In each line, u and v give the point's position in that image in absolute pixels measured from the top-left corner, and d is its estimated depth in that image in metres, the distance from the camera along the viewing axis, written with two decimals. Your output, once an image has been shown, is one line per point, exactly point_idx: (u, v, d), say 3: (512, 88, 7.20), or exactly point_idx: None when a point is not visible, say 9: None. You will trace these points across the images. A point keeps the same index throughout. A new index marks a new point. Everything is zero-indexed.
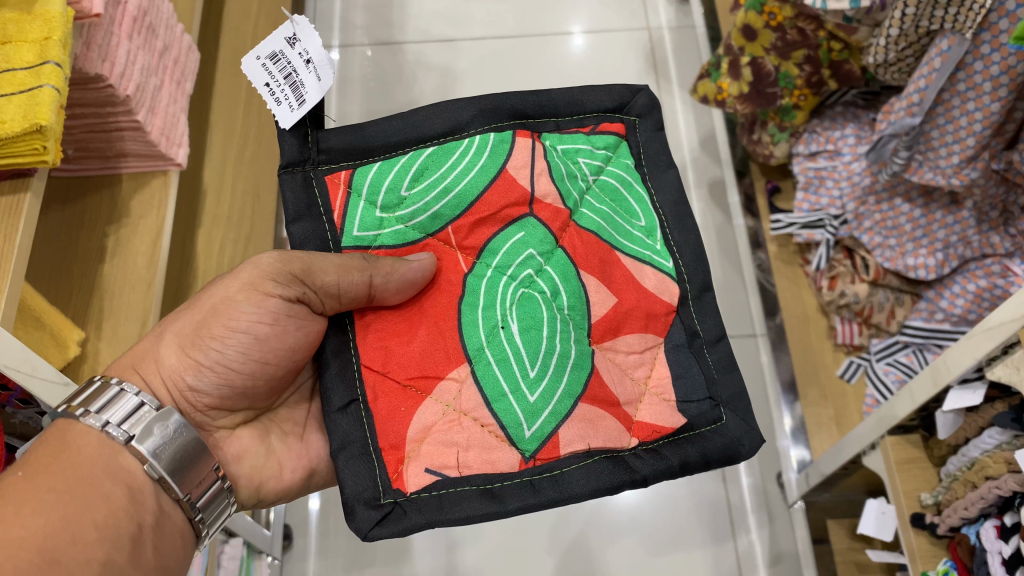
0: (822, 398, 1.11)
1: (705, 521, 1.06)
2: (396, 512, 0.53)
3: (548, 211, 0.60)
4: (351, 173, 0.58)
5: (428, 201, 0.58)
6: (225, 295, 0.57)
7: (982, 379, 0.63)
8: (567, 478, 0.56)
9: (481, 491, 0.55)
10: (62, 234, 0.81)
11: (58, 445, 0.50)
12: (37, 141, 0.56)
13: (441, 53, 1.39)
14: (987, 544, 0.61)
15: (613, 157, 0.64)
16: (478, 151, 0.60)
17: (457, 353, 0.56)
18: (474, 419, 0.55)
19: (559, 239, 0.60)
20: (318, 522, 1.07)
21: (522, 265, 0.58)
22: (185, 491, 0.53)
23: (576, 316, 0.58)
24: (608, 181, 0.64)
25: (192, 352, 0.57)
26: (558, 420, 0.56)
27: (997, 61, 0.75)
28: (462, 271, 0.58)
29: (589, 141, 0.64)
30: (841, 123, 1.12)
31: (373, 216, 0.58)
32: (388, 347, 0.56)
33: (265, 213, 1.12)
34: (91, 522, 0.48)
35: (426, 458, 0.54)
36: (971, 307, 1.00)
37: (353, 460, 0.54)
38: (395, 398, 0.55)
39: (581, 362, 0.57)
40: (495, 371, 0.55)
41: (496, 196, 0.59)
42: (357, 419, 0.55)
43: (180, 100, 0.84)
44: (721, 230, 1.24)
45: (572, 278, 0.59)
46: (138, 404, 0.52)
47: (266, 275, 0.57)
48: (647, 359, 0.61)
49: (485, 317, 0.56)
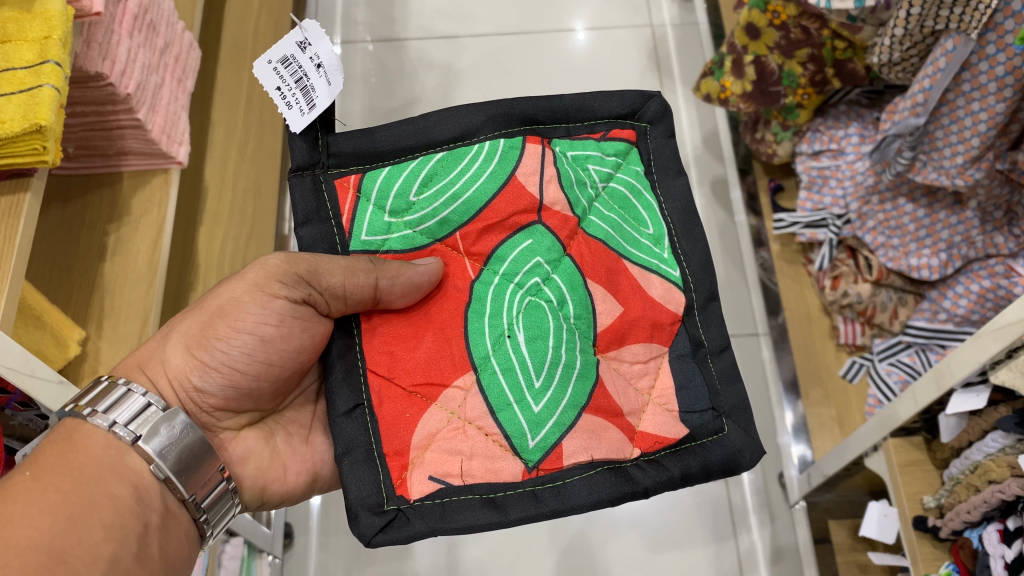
0: (825, 399, 1.11)
1: (707, 520, 1.05)
2: (399, 519, 0.53)
3: (555, 219, 0.59)
4: (360, 177, 0.58)
5: (435, 207, 0.58)
6: (230, 294, 0.57)
7: (987, 383, 0.63)
8: (569, 489, 0.56)
9: (484, 500, 0.54)
10: (64, 232, 0.81)
11: (66, 445, 0.50)
12: (37, 142, 0.56)
13: (443, 49, 1.39)
14: (991, 548, 0.61)
15: (623, 164, 0.64)
16: (487, 156, 0.59)
17: (462, 361, 0.55)
18: (478, 427, 0.55)
19: (566, 247, 0.59)
20: (318, 521, 1.07)
21: (529, 273, 0.58)
22: (190, 492, 0.53)
23: (582, 325, 0.58)
24: (616, 188, 0.63)
25: (199, 353, 0.57)
26: (562, 430, 0.56)
27: (1003, 61, 0.75)
28: (469, 277, 0.58)
29: (599, 147, 0.63)
30: (845, 121, 1.10)
31: (381, 221, 0.58)
32: (395, 352, 0.56)
33: (269, 209, 1.09)
34: (97, 521, 0.48)
35: (430, 465, 0.54)
36: (975, 307, 0.99)
37: (357, 465, 0.54)
38: (400, 403, 0.55)
39: (587, 371, 0.57)
40: (500, 380, 0.55)
41: (504, 204, 0.58)
42: (362, 424, 0.55)
43: (180, 98, 0.84)
44: (724, 229, 1.23)
45: (579, 287, 0.58)
46: (144, 404, 0.52)
47: (268, 276, 0.57)
48: (650, 370, 0.60)
49: (491, 325, 0.56)
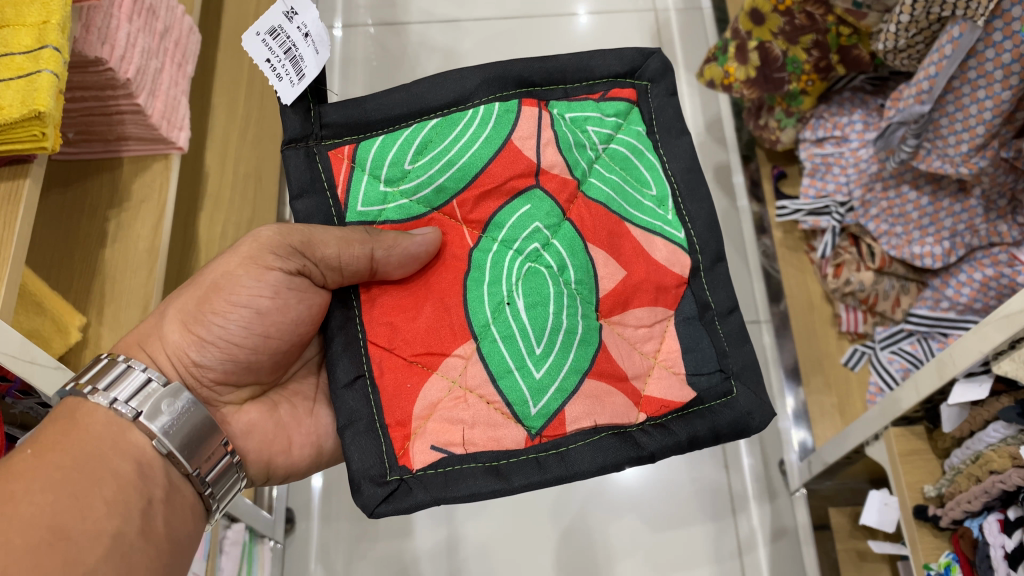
0: (825, 386, 1.11)
1: (707, 506, 1.06)
2: (402, 489, 0.53)
3: (554, 182, 0.59)
4: (354, 147, 0.58)
5: (431, 174, 0.57)
6: (229, 270, 0.57)
7: (989, 372, 0.63)
8: (573, 455, 0.56)
9: (487, 467, 0.54)
10: (66, 217, 0.80)
11: (68, 423, 0.50)
12: (36, 128, 0.56)
13: (445, 33, 1.38)
14: (990, 538, 0.61)
15: (623, 124, 0.63)
16: (482, 121, 0.59)
17: (462, 329, 0.55)
18: (480, 395, 0.55)
19: (566, 212, 0.59)
20: (320, 506, 1.07)
21: (528, 239, 0.58)
22: (194, 466, 0.53)
23: (584, 290, 0.58)
24: (618, 149, 0.63)
25: (196, 330, 0.57)
26: (564, 396, 0.56)
27: (1009, 48, 0.74)
28: (468, 245, 0.58)
29: (598, 108, 0.63)
30: (849, 108, 1.09)
31: (377, 191, 0.58)
32: (394, 323, 0.56)
33: (268, 194, 1.10)
34: (100, 497, 0.47)
35: (433, 435, 0.54)
36: (977, 296, 0.98)
37: (359, 436, 0.54)
38: (401, 372, 0.55)
39: (589, 336, 0.57)
40: (501, 347, 0.55)
41: (501, 168, 0.58)
42: (364, 395, 0.55)
43: (180, 83, 0.83)
44: (727, 216, 1.22)
45: (579, 251, 0.58)
46: (145, 379, 0.52)
47: (264, 252, 0.57)
48: (656, 333, 0.60)
49: (491, 293, 0.56)
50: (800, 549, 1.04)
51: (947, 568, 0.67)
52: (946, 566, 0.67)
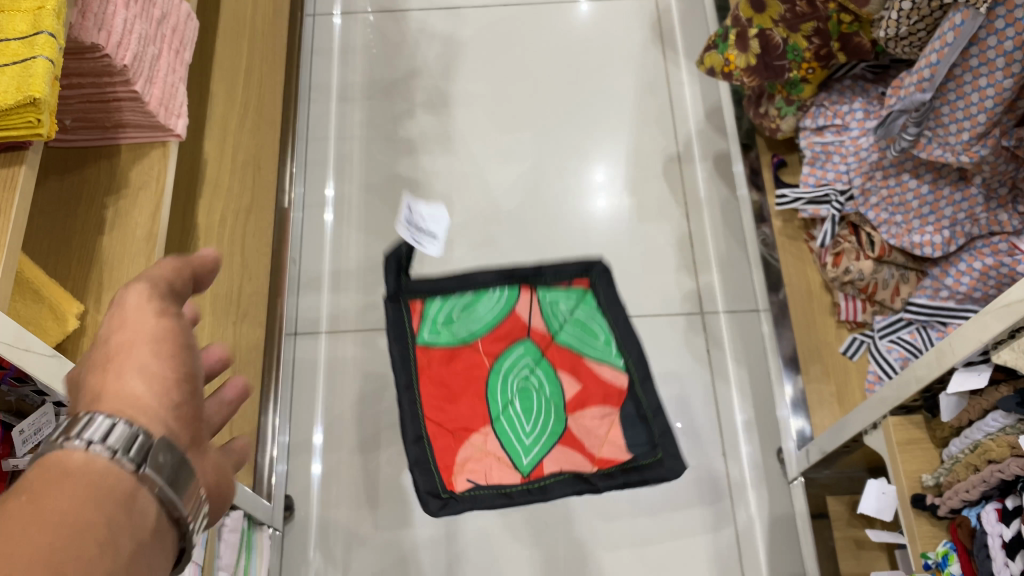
0: (824, 375, 1.09)
1: (705, 494, 1.12)
2: (453, 501, 0.67)
3: (537, 335, 0.74)
4: (423, 303, 0.74)
5: (467, 330, 0.73)
6: (140, 302, 0.50)
7: (988, 361, 0.63)
8: (551, 488, 0.68)
9: (499, 494, 0.68)
10: (64, 204, 0.80)
11: (47, 479, 0.40)
12: (30, 114, 0.55)
13: (445, 20, 1.52)
14: (989, 527, 0.61)
15: (581, 307, 0.76)
16: (496, 298, 0.75)
17: (484, 416, 0.71)
18: (495, 457, 0.70)
19: (544, 352, 0.74)
20: (319, 493, 1.15)
21: (522, 366, 0.73)
22: (187, 509, 0.46)
23: (557, 398, 0.72)
24: (579, 318, 0.75)
25: (99, 356, 0.49)
26: (546, 450, 0.70)
27: (1011, 36, 0.74)
28: (486, 366, 0.73)
29: (563, 295, 0.76)
30: (850, 96, 1.08)
31: (433, 330, 0.73)
32: (441, 408, 0.71)
33: (267, 180, 1.12)
34: (125, 529, 0.41)
35: (470, 473, 0.69)
36: (977, 285, 0.95)
37: (416, 471, 0.68)
38: (447, 442, 0.70)
39: (557, 428, 0.71)
40: (508, 430, 0.70)
41: (510, 324, 0.74)
42: (423, 452, 0.69)
43: (179, 70, 0.83)
44: (725, 205, 1.33)
45: (554, 382, 0.73)
46: (115, 424, 0.44)
47: (155, 281, 0.52)
48: (606, 422, 0.71)
49: (501, 402, 0.71)
50: (796, 536, 1.09)
51: (944, 557, 0.67)
52: (943, 555, 0.67)
